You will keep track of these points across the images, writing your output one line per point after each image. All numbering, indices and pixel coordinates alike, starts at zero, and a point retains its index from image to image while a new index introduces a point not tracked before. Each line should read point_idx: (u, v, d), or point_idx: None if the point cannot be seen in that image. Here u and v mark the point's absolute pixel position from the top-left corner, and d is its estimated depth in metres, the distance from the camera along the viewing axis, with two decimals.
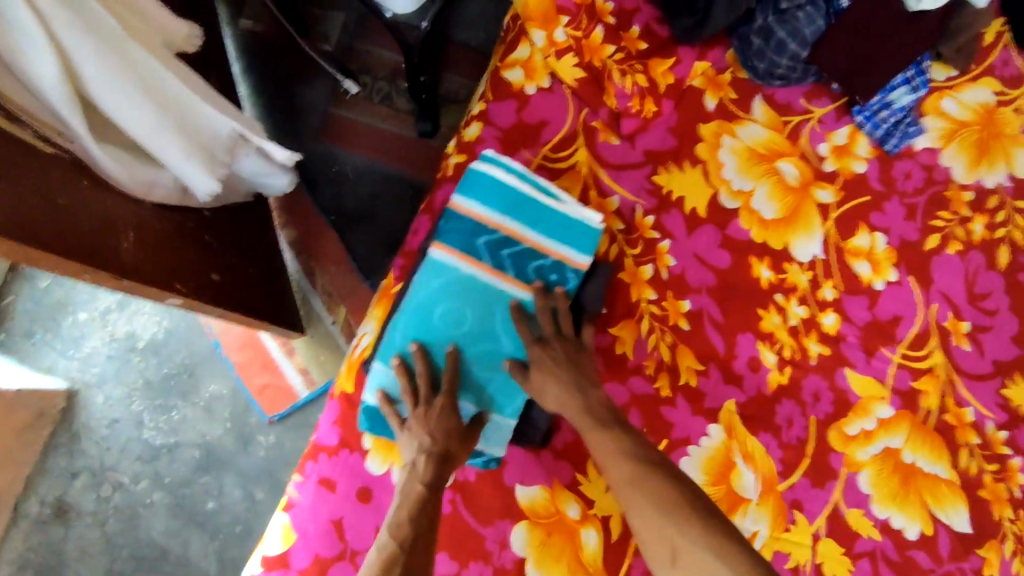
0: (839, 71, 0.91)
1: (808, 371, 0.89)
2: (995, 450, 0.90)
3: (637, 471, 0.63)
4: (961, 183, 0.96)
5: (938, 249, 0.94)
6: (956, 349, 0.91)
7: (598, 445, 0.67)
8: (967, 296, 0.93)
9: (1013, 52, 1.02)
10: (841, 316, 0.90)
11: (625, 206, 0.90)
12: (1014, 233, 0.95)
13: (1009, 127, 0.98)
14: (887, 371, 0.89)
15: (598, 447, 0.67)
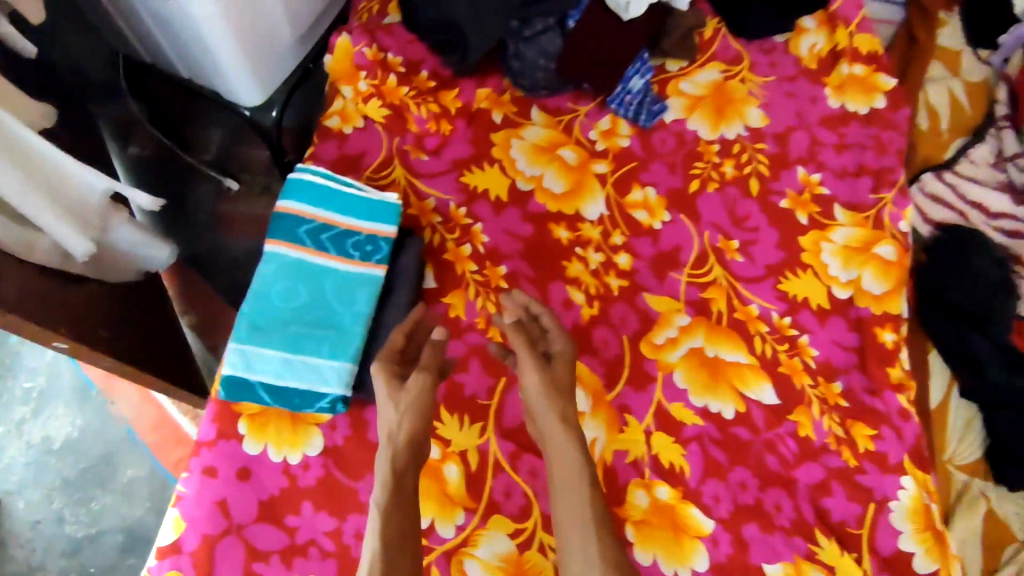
0: (585, 71, 1.16)
1: (614, 301, 1.07)
2: (785, 333, 1.07)
3: (617, 569, 0.76)
4: (707, 140, 1.20)
5: (699, 190, 1.16)
6: (731, 262, 1.11)
7: (581, 540, 0.79)
8: (730, 221, 1.14)
9: (730, 40, 1.30)
10: (632, 254, 1.10)
11: (440, 204, 1.11)
12: (759, 168, 1.19)
13: (738, 92, 1.25)
14: (678, 289, 1.09)
15: (582, 540, 0.79)
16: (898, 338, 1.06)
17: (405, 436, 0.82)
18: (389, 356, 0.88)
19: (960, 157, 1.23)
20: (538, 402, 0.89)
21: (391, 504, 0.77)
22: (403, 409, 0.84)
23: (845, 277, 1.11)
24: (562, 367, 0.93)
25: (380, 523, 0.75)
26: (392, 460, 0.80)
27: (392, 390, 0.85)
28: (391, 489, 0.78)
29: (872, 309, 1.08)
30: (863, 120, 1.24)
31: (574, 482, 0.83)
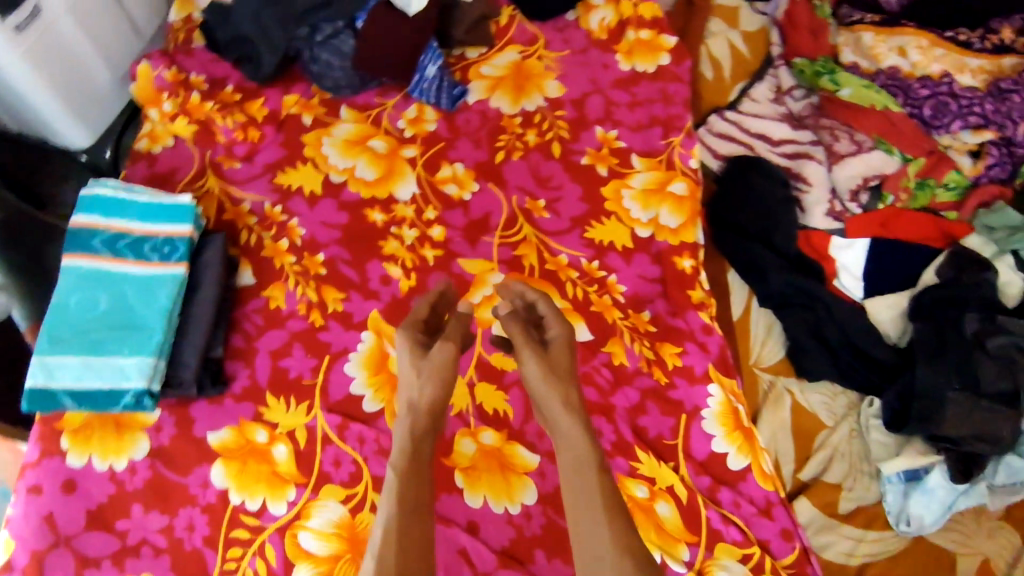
0: (382, 66, 1.25)
1: (430, 270, 1.13)
2: (594, 275, 1.14)
3: (619, 550, 0.76)
4: (510, 114, 1.30)
5: (505, 159, 1.25)
6: (540, 219, 1.19)
7: (580, 514, 0.80)
8: (536, 183, 1.23)
9: (525, 24, 1.42)
10: (445, 226, 1.17)
11: (256, 206, 1.16)
12: (559, 133, 1.28)
13: (536, 68, 1.36)
14: (491, 250, 1.16)
15: (580, 514, 0.80)
16: (695, 264, 1.17)
17: (424, 406, 0.86)
18: (410, 332, 0.91)
19: (743, 98, 1.36)
20: (539, 390, 0.86)
21: (409, 476, 0.82)
22: (422, 381, 0.87)
23: (645, 217, 1.20)
24: (558, 354, 0.89)
25: (394, 488, 0.81)
26: (412, 434, 0.85)
27: (414, 364, 0.88)
28: (411, 461, 0.83)
29: (670, 241, 1.18)
30: (652, 77, 1.36)
31: (575, 461, 0.82)
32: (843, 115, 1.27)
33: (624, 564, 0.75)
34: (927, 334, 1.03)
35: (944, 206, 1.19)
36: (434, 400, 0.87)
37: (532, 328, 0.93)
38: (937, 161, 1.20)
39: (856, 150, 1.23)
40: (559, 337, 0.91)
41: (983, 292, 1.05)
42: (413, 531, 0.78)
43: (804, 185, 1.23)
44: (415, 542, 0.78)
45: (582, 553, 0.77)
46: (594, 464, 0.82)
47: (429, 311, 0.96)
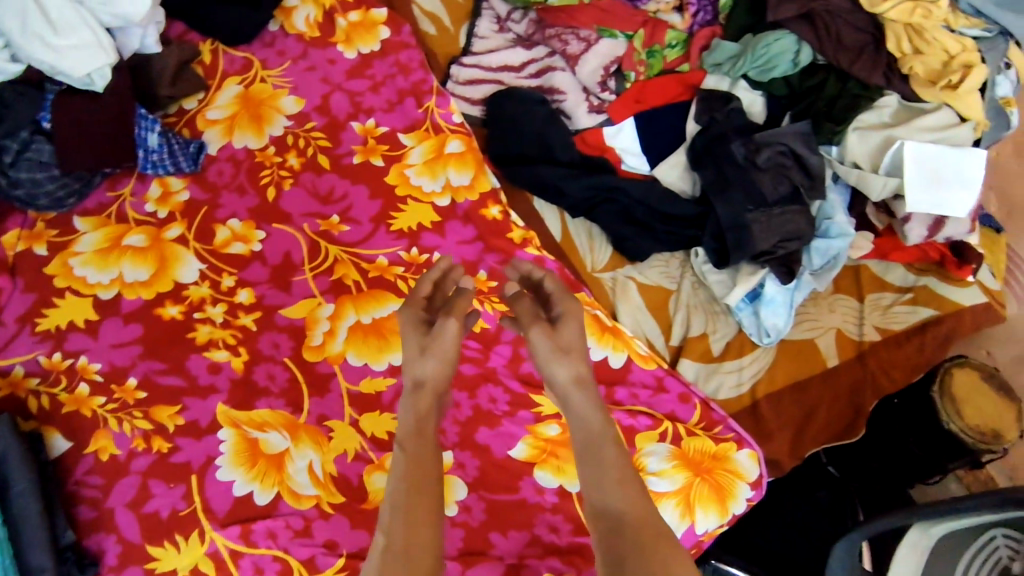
0: (99, 159, 1.13)
1: (257, 335, 1.06)
2: (418, 262, 1.15)
3: (636, 521, 0.75)
4: (261, 147, 1.24)
5: (278, 194, 1.19)
6: (340, 235, 1.16)
7: (594, 488, 0.77)
8: (320, 203, 1.19)
9: (232, 52, 1.34)
10: (250, 286, 1.10)
11: (29, 366, 1.01)
12: (319, 144, 1.25)
13: (265, 92, 1.30)
14: (309, 286, 1.11)
15: (594, 485, 0.78)
16: (503, 209, 1.19)
17: (429, 385, 0.81)
18: (417, 311, 0.85)
19: (472, 39, 1.39)
20: (548, 365, 0.81)
21: (418, 458, 0.78)
22: (427, 358, 0.81)
23: (438, 186, 1.21)
24: (570, 327, 0.82)
25: (399, 471, 0.77)
26: (417, 423, 0.80)
27: (422, 343, 0.82)
28: (419, 442, 0.79)
29: (470, 198, 1.19)
30: (380, 54, 1.35)
31: (590, 434, 0.80)
32: (560, 19, 1.32)
33: (640, 538, 0.73)
34: (711, 174, 1.14)
35: (676, 62, 1.29)
36: (439, 377, 0.82)
37: (540, 306, 0.87)
38: (654, 26, 1.28)
39: (586, 47, 1.29)
40: (570, 315, 0.83)
41: (736, 121, 1.16)
42: (422, 508, 0.75)
43: (559, 94, 1.29)
44: (423, 518, 0.74)
45: (597, 524, 0.76)
46: (606, 435, 0.79)
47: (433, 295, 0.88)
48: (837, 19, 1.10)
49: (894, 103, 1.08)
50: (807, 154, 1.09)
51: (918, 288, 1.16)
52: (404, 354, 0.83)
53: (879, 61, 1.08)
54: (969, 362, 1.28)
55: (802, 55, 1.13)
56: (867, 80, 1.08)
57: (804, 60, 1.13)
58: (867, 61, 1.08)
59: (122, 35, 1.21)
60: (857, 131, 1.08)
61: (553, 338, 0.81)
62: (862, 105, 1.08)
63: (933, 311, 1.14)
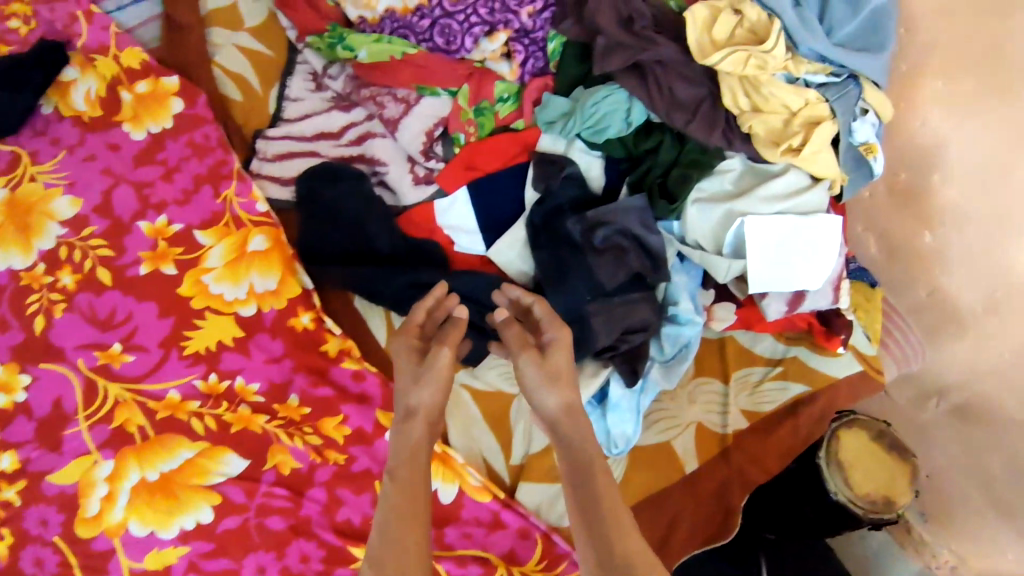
0: None
1: (21, 510, 0.90)
2: (218, 391, 0.98)
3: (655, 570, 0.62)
4: (29, 267, 1.05)
5: (49, 323, 1.01)
6: (122, 368, 0.99)
7: (580, 498, 0.67)
8: (100, 329, 1.01)
9: None
10: (14, 449, 0.94)
11: None
12: (99, 254, 1.06)
13: (34, 193, 1.10)
14: (85, 440, 0.94)
15: (585, 503, 0.67)
16: (315, 314, 1.03)
17: (422, 411, 0.73)
18: (413, 337, 0.77)
19: (284, 102, 1.21)
20: (535, 394, 0.74)
21: (407, 482, 0.67)
22: (420, 383, 0.73)
23: (240, 293, 1.05)
24: (560, 351, 0.76)
25: (390, 495, 0.66)
26: (410, 445, 0.70)
27: (413, 372, 0.74)
28: (414, 468, 0.69)
29: (276, 306, 1.03)
30: (173, 132, 1.16)
31: (576, 459, 0.70)
32: (374, 77, 1.14)
33: None
34: (546, 260, 0.98)
35: (510, 118, 1.12)
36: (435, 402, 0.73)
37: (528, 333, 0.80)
38: (480, 80, 1.11)
39: (405, 109, 1.12)
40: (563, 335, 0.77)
41: (570, 194, 1.01)
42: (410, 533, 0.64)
43: (381, 165, 1.13)
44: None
45: (581, 533, 0.66)
46: (592, 455, 0.70)
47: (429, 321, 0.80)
48: (669, 72, 0.95)
49: (736, 167, 0.94)
50: (646, 234, 0.95)
51: (787, 361, 1.04)
52: (399, 382, 0.76)
53: (716, 119, 0.93)
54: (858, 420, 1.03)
55: (635, 113, 0.99)
56: (705, 142, 0.93)
57: (638, 118, 0.99)
58: (705, 119, 0.93)
59: None
60: (697, 204, 0.93)
61: (540, 363, 0.74)
62: (705, 174, 0.94)
63: (805, 387, 1.03)
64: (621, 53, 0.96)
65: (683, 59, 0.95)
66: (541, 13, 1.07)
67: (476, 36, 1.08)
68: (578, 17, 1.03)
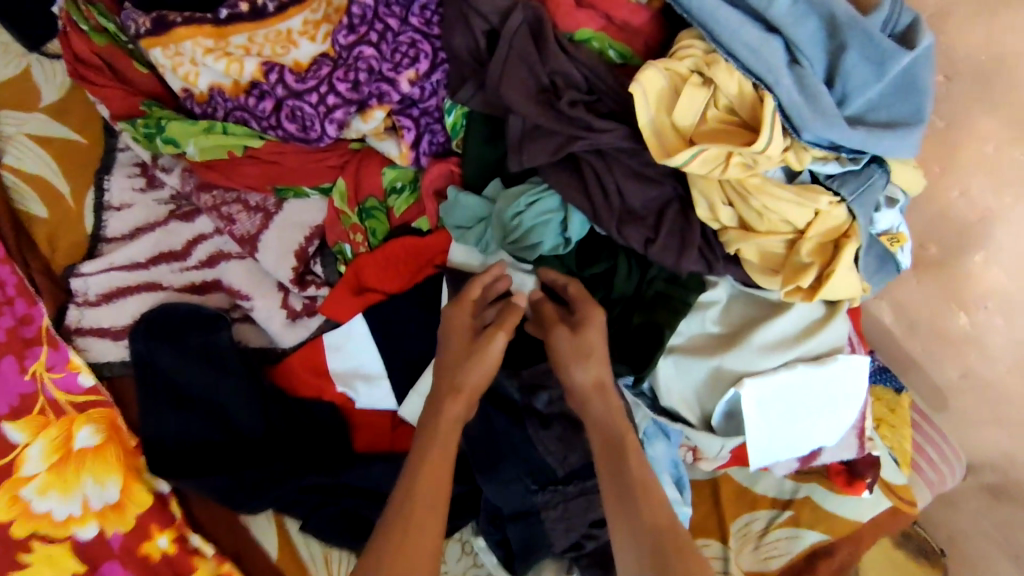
0: None
1: None
2: None
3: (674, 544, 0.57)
4: None
5: None
6: None
7: (609, 475, 0.63)
8: None
9: None
10: None
11: None
12: None
13: None
14: None
15: (614, 481, 0.62)
16: (175, 533, 0.77)
17: (468, 390, 0.67)
18: (467, 317, 0.69)
19: (103, 212, 0.89)
20: (565, 369, 0.66)
21: (418, 467, 0.63)
22: (462, 363, 0.67)
23: (73, 509, 0.77)
24: (594, 329, 0.66)
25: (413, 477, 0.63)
26: (444, 428, 0.65)
27: (460, 354, 0.68)
28: (430, 463, 0.63)
29: (121, 528, 0.76)
30: None
31: (607, 437, 0.65)
32: (214, 180, 0.83)
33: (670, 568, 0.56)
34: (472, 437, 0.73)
35: (409, 216, 0.80)
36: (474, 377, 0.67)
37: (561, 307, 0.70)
38: (358, 164, 0.81)
39: (263, 221, 0.82)
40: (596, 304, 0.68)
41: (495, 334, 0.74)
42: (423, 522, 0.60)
43: (243, 298, 0.84)
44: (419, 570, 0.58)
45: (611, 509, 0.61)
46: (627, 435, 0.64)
47: (482, 300, 0.71)
48: (614, 168, 0.67)
49: (722, 297, 0.69)
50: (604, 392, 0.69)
51: (798, 503, 0.82)
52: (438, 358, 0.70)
53: (687, 238, 0.65)
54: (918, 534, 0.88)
55: (572, 225, 0.69)
56: (674, 270, 0.66)
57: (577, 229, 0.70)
58: (674, 233, 0.66)
59: None
60: (672, 357, 0.68)
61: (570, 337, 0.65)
62: (680, 317, 0.67)
63: (822, 535, 0.81)
64: (543, 143, 0.67)
65: (634, 146, 0.66)
66: (429, 76, 0.74)
67: (339, 120, 0.76)
68: (480, 83, 0.71)
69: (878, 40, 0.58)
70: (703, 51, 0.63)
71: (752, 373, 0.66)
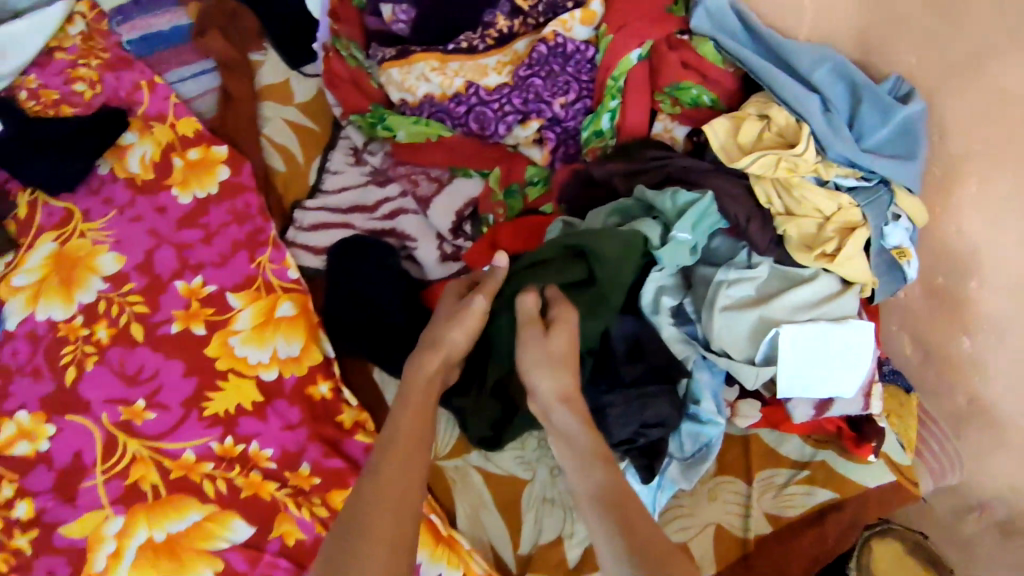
0: None
1: (32, 559, 0.93)
2: (232, 454, 1.00)
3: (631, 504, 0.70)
4: (67, 319, 1.10)
5: (80, 374, 1.05)
6: (142, 425, 1.01)
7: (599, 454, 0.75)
8: (125, 385, 1.04)
9: (53, 202, 1.22)
10: (31, 497, 0.97)
11: None
12: (135, 311, 1.11)
13: (81, 250, 1.17)
14: (99, 494, 0.96)
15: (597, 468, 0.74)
16: (333, 384, 1.06)
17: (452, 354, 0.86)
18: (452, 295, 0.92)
19: (323, 175, 1.26)
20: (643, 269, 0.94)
21: (390, 461, 0.73)
22: (453, 323, 0.87)
23: (264, 357, 1.07)
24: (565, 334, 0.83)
25: (384, 466, 0.73)
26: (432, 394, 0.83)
27: (448, 313, 0.88)
28: (394, 461, 0.73)
29: (297, 373, 1.06)
30: (216, 199, 1.21)
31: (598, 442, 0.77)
32: (410, 157, 1.19)
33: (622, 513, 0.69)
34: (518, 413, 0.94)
35: (539, 201, 1.12)
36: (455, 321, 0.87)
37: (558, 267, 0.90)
38: (510, 162, 1.14)
39: (437, 188, 1.16)
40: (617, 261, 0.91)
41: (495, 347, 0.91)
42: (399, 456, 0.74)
43: (412, 241, 1.16)
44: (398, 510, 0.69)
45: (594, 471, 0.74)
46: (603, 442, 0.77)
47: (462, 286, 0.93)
48: (699, 170, 0.96)
49: (764, 270, 0.94)
50: (650, 313, 0.97)
51: (815, 464, 1.01)
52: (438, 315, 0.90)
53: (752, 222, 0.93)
54: (893, 531, 0.97)
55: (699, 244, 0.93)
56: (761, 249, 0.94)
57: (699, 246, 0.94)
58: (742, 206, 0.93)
59: None
60: (723, 311, 0.93)
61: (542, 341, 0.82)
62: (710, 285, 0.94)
63: (833, 493, 0.99)
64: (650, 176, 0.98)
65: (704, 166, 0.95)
66: (573, 104, 1.10)
67: (508, 123, 1.10)
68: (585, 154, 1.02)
69: (882, 98, 0.92)
70: (762, 100, 0.99)
71: (788, 322, 0.92)
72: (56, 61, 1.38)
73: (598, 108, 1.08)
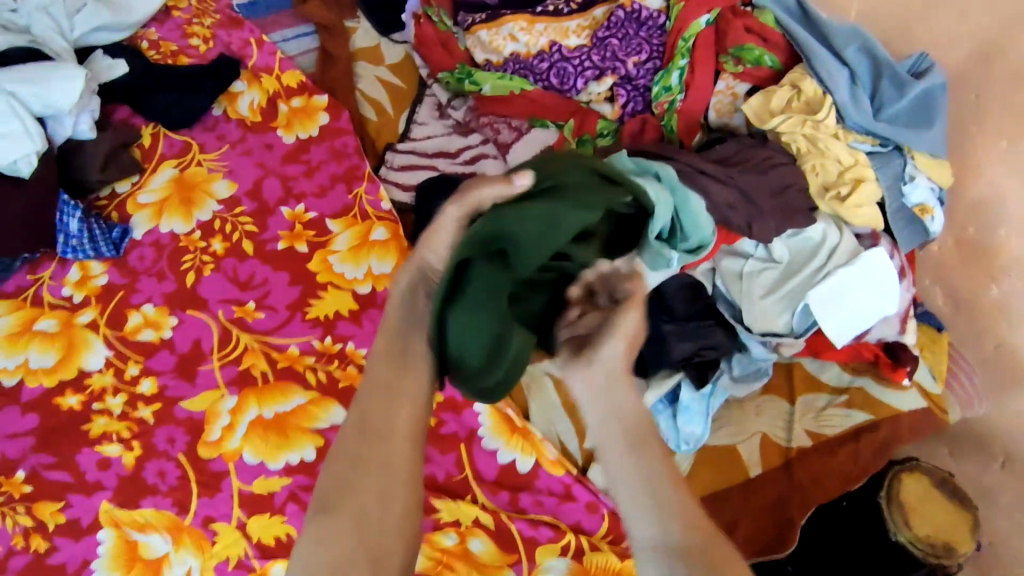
0: (28, 240, 1.15)
1: (153, 428, 1.05)
2: (332, 351, 1.13)
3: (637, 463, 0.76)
4: (187, 232, 1.23)
5: (198, 279, 1.19)
6: (254, 322, 1.15)
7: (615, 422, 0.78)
8: (238, 290, 1.18)
9: (172, 135, 1.36)
10: (154, 376, 1.09)
11: None
12: (246, 229, 1.25)
13: (198, 176, 1.30)
14: (215, 376, 1.09)
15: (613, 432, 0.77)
16: None
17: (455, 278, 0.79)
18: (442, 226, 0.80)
19: (410, 125, 1.41)
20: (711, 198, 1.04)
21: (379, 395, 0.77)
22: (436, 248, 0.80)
23: (359, 274, 1.21)
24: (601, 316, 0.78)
25: (371, 404, 0.77)
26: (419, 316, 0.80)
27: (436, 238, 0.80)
28: (382, 396, 0.78)
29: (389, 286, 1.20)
30: (317, 140, 1.36)
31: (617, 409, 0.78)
32: (493, 108, 1.34)
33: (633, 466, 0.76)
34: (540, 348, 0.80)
35: (608, 150, 1.25)
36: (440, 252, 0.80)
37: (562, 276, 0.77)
38: (584, 115, 1.27)
39: (517, 135, 1.29)
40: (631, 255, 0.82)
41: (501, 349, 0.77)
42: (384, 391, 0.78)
43: None
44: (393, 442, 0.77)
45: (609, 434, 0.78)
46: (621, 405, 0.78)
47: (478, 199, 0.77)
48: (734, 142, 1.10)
49: (785, 257, 1.07)
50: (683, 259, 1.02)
51: (853, 390, 1.11)
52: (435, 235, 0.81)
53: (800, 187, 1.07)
54: (921, 466, 1.08)
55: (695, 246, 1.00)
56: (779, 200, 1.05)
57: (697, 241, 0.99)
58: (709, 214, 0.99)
59: (56, 123, 1.24)
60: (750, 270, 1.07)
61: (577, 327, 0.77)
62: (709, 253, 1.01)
63: (870, 415, 1.09)
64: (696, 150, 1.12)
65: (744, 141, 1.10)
66: (645, 63, 1.24)
67: (586, 78, 1.26)
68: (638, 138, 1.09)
69: (899, 74, 1.09)
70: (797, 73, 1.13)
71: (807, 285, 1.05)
72: (174, 19, 1.54)
73: (668, 65, 1.21)
